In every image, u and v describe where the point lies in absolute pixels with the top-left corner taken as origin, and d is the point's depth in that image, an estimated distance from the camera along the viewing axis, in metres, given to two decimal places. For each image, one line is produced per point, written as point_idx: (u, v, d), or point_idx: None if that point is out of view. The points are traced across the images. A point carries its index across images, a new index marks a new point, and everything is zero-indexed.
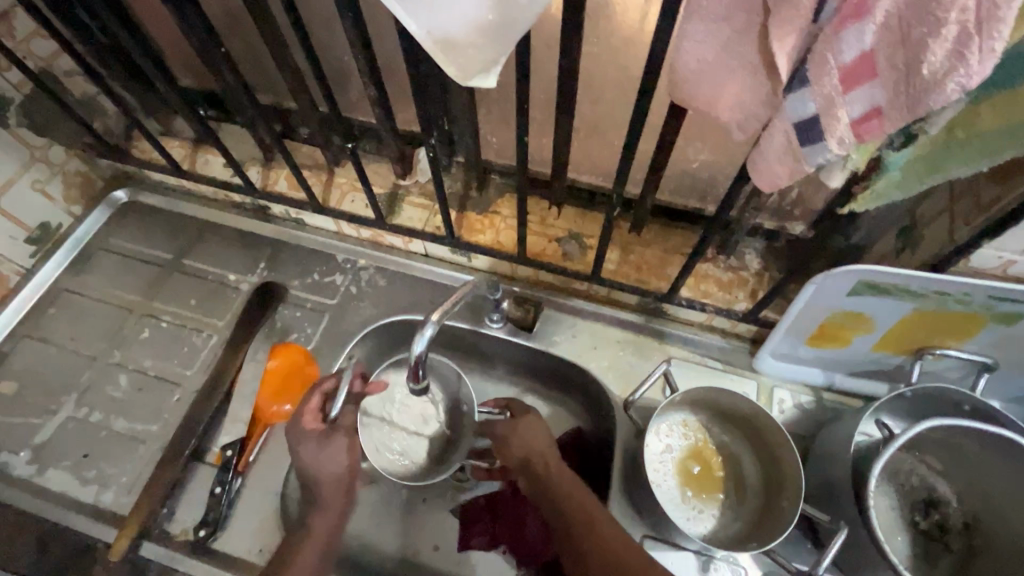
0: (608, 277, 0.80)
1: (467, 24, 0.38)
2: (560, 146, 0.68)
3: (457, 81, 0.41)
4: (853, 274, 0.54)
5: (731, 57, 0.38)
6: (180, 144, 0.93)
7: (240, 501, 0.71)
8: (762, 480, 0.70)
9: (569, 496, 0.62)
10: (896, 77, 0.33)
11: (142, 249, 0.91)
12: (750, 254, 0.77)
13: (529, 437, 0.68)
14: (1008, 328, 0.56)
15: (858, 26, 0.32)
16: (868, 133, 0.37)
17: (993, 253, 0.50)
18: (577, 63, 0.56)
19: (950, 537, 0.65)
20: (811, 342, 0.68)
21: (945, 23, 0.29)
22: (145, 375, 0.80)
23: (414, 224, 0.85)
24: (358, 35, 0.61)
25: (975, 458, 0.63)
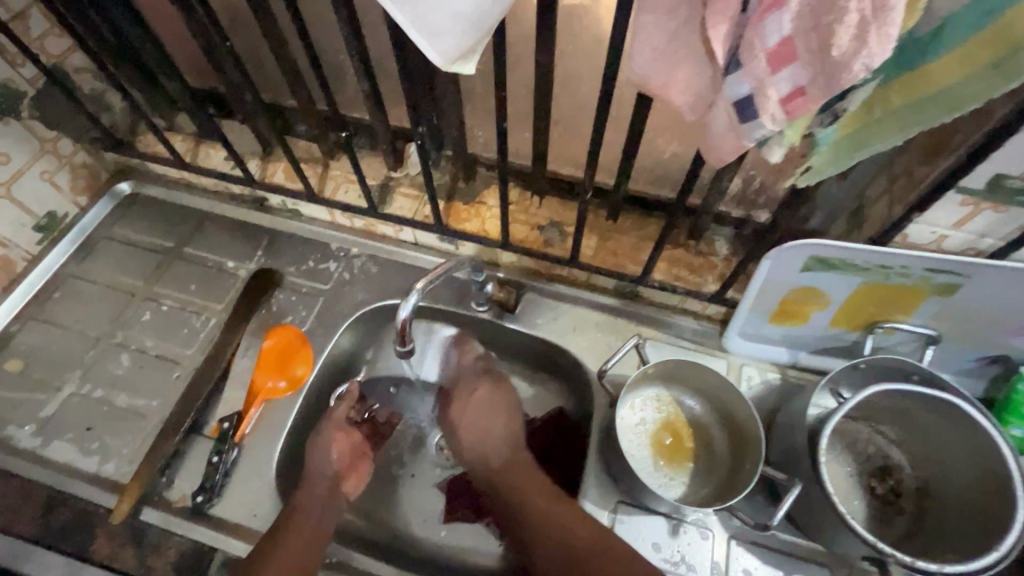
0: (587, 262, 0.85)
1: (446, 15, 0.43)
2: (540, 137, 0.73)
3: (440, 68, 0.47)
4: (804, 249, 0.62)
5: (677, 46, 0.44)
6: (183, 138, 0.98)
7: (236, 470, 0.75)
8: (728, 450, 0.75)
9: (524, 488, 0.72)
10: (814, 59, 0.39)
11: (145, 238, 0.95)
12: (718, 241, 0.84)
13: (484, 415, 0.76)
14: (947, 299, 0.63)
15: (778, 14, 0.38)
16: (795, 110, 0.42)
17: (926, 227, 0.59)
18: (552, 58, 0.61)
19: (903, 500, 0.72)
20: (775, 319, 0.75)
21: (846, 11, 0.36)
22: (146, 354, 0.84)
23: (404, 213, 0.90)
24: (353, 34, 0.66)
25: (921, 424, 0.70)
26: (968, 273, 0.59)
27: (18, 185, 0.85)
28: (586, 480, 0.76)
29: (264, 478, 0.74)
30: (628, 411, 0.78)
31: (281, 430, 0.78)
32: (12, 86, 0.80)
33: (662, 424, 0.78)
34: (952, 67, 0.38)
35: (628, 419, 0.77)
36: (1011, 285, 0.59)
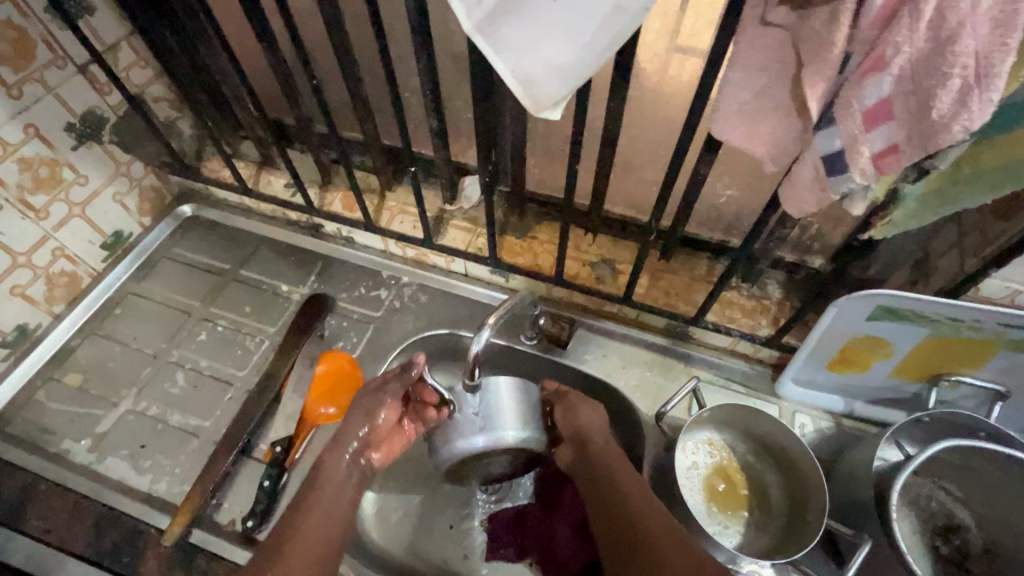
0: (638, 300, 0.85)
1: (545, 65, 0.45)
2: (601, 178, 0.75)
3: (532, 113, 0.49)
4: (872, 299, 0.62)
5: (768, 101, 0.46)
6: (246, 165, 1.01)
7: (286, 495, 0.75)
8: (787, 499, 0.73)
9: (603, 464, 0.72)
10: (910, 119, 0.40)
11: (203, 259, 0.98)
12: (772, 285, 0.84)
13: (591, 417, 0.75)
14: (1017, 355, 0.62)
15: (877, 77, 0.39)
16: (886, 166, 0.44)
17: (999, 281, 0.58)
18: (624, 104, 0.63)
19: (972, 563, 0.69)
20: (833, 366, 0.75)
21: (950, 77, 0.37)
22: (200, 374, 0.86)
23: (458, 245, 0.91)
24: (430, 74, 0.69)
25: (991, 481, 0.68)
26: None
27: (92, 206, 0.89)
28: None
29: None
30: (683, 454, 0.76)
31: None
32: (97, 112, 0.84)
33: (715, 467, 0.77)
34: None
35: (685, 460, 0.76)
36: None
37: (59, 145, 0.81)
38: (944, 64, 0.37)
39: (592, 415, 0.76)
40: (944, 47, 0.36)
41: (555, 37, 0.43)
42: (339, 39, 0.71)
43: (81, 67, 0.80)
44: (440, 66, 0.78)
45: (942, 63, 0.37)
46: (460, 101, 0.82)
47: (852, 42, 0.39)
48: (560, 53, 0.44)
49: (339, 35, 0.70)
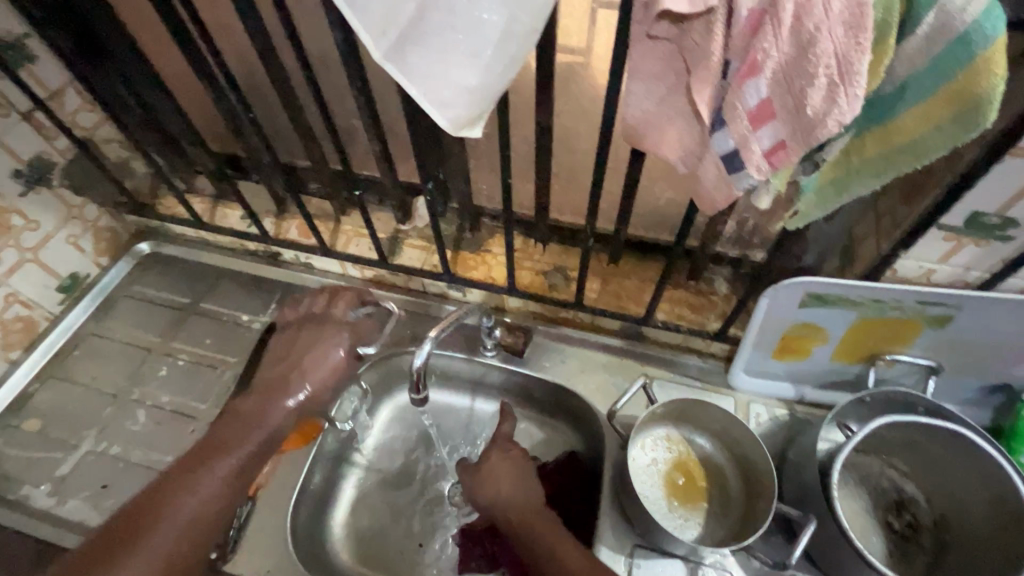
0: (590, 304, 0.88)
1: (454, 88, 0.48)
2: (541, 189, 0.78)
3: (450, 134, 0.51)
4: (800, 287, 0.65)
5: (668, 107, 0.49)
6: (201, 200, 1.03)
7: (252, 523, 0.77)
8: (743, 487, 0.76)
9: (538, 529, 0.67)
10: (791, 117, 0.43)
11: (163, 295, 0.99)
12: (718, 280, 0.87)
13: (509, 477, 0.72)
14: (941, 330, 0.65)
15: (754, 80, 0.42)
16: (778, 161, 0.46)
17: (913, 261, 0.61)
18: (551, 118, 0.66)
19: (923, 535, 0.72)
20: (777, 355, 0.77)
21: (816, 76, 0.40)
22: (162, 410, 0.86)
23: (413, 263, 0.93)
24: (365, 101, 0.72)
25: (931, 452, 0.70)
26: (959, 305, 0.61)
27: (45, 250, 0.89)
28: (601, 523, 0.75)
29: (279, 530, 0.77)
30: (641, 451, 0.78)
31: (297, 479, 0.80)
32: (44, 158, 0.85)
33: (674, 460, 0.79)
34: (917, 121, 0.42)
35: (641, 459, 0.78)
36: (1004, 315, 0.61)
37: (6, 193, 0.82)
38: (810, 65, 0.40)
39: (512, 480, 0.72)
40: (807, 50, 0.39)
41: (460, 61, 0.46)
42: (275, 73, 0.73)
43: (25, 114, 0.81)
44: (378, 92, 0.80)
45: (807, 64, 0.40)
46: (403, 124, 0.85)
47: (729, 50, 0.42)
48: (466, 75, 0.47)
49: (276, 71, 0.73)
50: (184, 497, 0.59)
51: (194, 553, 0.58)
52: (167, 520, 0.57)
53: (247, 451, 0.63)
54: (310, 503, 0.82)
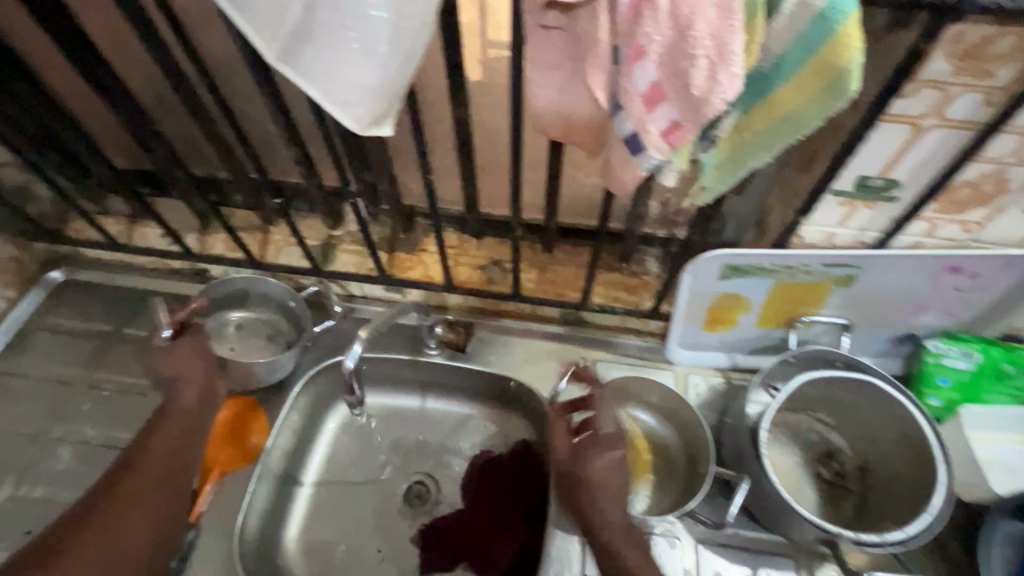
0: (528, 294, 0.89)
1: (353, 87, 0.47)
2: (468, 183, 0.78)
3: (356, 133, 0.50)
4: (717, 259, 0.68)
5: (569, 95, 0.50)
6: (116, 220, 0.97)
7: (197, 550, 0.75)
8: (686, 457, 0.79)
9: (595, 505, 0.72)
10: (680, 97, 0.45)
11: (81, 324, 0.93)
12: (650, 261, 0.89)
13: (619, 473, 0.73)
14: (848, 289, 0.70)
15: (642, 64, 0.44)
16: (677, 141, 0.48)
17: (815, 227, 0.65)
18: (466, 112, 0.66)
19: (850, 481, 0.77)
20: (707, 327, 0.81)
21: (697, 57, 0.42)
22: (89, 445, 0.81)
23: (348, 269, 0.93)
24: (276, 105, 0.70)
25: (850, 404, 0.76)
26: (860, 264, 0.66)
27: None
28: (554, 506, 0.77)
29: (226, 555, 0.75)
30: (585, 433, 0.80)
31: (240, 502, 0.78)
32: None
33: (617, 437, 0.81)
34: (794, 92, 0.45)
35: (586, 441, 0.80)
36: (899, 270, 0.66)
37: None
38: (690, 46, 0.42)
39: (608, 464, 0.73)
40: (686, 32, 0.41)
41: (355, 59, 0.45)
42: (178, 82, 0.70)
43: None
44: (292, 96, 0.79)
45: (688, 45, 0.42)
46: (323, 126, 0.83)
47: (616, 36, 0.43)
48: (363, 73, 0.46)
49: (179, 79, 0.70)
50: (129, 471, 0.64)
51: (163, 499, 0.65)
52: (123, 493, 0.62)
53: (173, 432, 0.68)
54: (258, 522, 0.80)
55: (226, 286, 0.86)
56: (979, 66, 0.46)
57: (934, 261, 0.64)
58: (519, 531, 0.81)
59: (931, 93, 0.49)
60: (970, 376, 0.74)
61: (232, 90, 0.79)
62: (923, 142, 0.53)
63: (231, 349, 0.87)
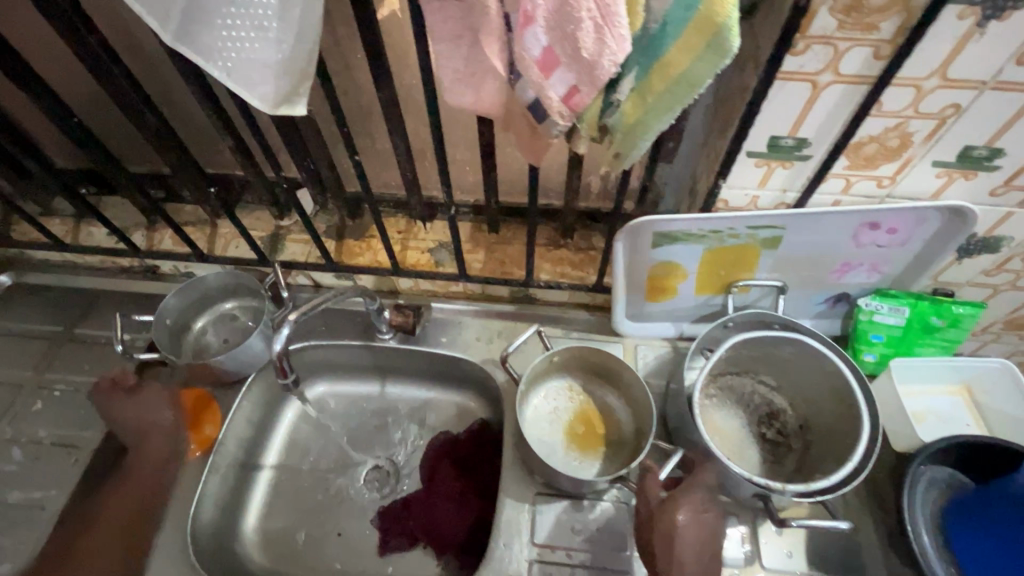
0: (477, 275, 0.89)
1: (254, 65, 0.47)
2: (405, 166, 0.78)
3: (265, 113, 0.51)
4: (647, 228, 0.70)
5: (473, 65, 0.51)
6: (62, 222, 0.97)
7: (149, 542, 0.75)
8: (633, 425, 0.81)
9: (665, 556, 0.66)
10: (573, 61, 0.46)
11: (30, 326, 0.92)
12: (594, 236, 0.91)
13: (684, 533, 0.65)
14: (776, 251, 0.72)
15: (531, 29, 0.44)
16: (578, 105, 0.49)
17: (737, 191, 0.67)
18: (391, 93, 0.67)
19: (791, 439, 0.79)
20: (649, 298, 0.82)
21: (581, 20, 0.43)
22: (41, 444, 0.81)
23: (297, 258, 0.92)
24: (204, 95, 0.70)
25: (788, 364, 0.78)
26: (783, 225, 0.68)
27: None
28: (505, 479, 0.78)
29: (179, 545, 0.75)
30: (535, 411, 0.82)
31: (194, 492, 0.78)
32: None
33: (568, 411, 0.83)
34: (683, 51, 0.46)
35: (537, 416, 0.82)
36: (822, 229, 0.68)
37: None
38: (574, 9, 0.43)
39: (697, 523, 0.65)
40: None
41: (251, 36, 0.46)
42: (104, 78, 0.70)
43: None
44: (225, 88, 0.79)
45: (571, 8, 0.43)
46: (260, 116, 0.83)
47: (504, 3, 0.44)
48: (262, 51, 0.47)
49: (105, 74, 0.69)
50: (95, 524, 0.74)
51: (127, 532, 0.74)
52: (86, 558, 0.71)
53: (141, 489, 0.76)
54: (214, 511, 0.80)
55: (179, 299, 0.86)
56: (864, 19, 0.47)
57: (852, 218, 0.66)
58: (474, 506, 0.82)
59: (822, 50, 0.50)
60: (901, 331, 0.76)
61: (165, 83, 0.79)
62: (824, 99, 0.54)
63: (223, 342, 0.88)
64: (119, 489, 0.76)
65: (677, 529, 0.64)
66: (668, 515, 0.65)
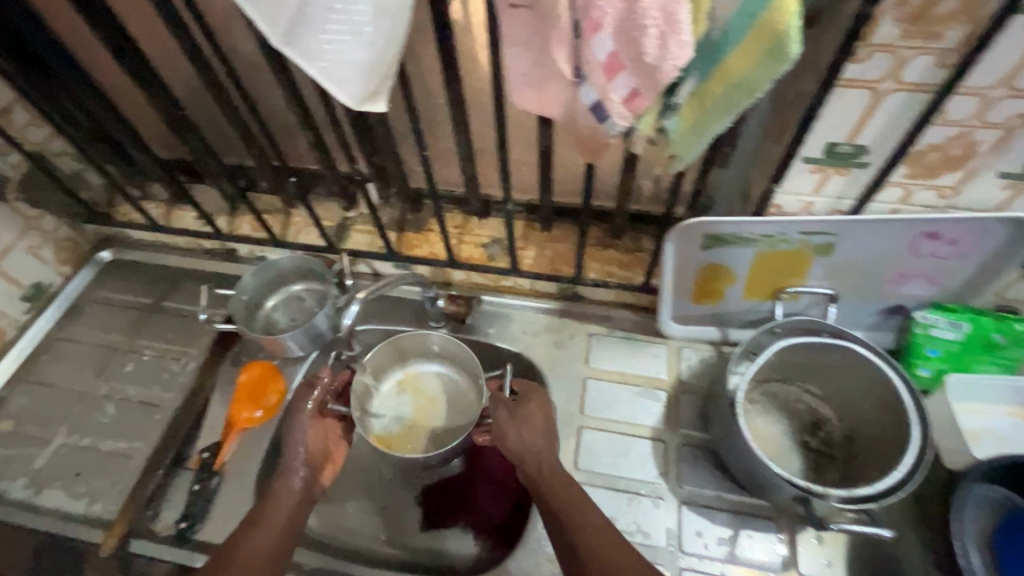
0: (527, 270, 0.94)
1: (348, 63, 0.53)
2: (466, 163, 0.83)
3: (351, 107, 0.56)
4: (697, 229, 0.71)
5: (541, 68, 0.55)
6: (157, 205, 1.07)
7: (218, 496, 0.81)
8: (672, 424, 0.83)
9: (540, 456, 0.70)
10: (637, 66, 0.49)
11: (125, 297, 1.03)
12: (643, 239, 0.93)
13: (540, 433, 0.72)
14: (828, 259, 0.72)
15: (599, 35, 0.48)
16: (638, 107, 0.52)
17: (791, 196, 0.67)
18: (460, 93, 0.72)
19: (835, 449, 0.78)
20: (695, 300, 0.83)
21: (647, 26, 0.46)
22: (129, 402, 0.90)
23: (361, 247, 1.00)
24: (292, 92, 0.77)
25: (835, 373, 0.77)
26: (837, 232, 0.68)
27: (6, 260, 0.93)
28: None
29: (242, 502, 0.80)
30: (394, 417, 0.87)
31: (259, 455, 0.84)
32: None
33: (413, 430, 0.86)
34: (743, 57, 0.48)
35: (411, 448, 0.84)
36: (876, 237, 0.67)
37: None
38: (640, 17, 0.46)
39: (549, 421, 0.73)
40: (635, 4, 0.46)
41: (347, 37, 0.51)
42: (207, 74, 0.78)
43: None
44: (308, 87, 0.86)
45: (638, 16, 0.46)
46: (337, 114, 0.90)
47: (575, 10, 0.48)
48: (356, 51, 0.52)
49: (208, 70, 0.78)
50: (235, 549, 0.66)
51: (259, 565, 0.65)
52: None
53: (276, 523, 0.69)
54: None
55: (263, 272, 0.94)
56: (928, 28, 0.48)
57: (908, 227, 0.65)
58: (511, 493, 0.87)
59: (884, 58, 0.51)
60: (959, 347, 0.74)
61: (257, 81, 0.87)
62: (884, 107, 0.55)
63: (291, 321, 0.96)
64: (254, 531, 0.68)
65: (531, 423, 0.72)
66: (516, 417, 0.73)
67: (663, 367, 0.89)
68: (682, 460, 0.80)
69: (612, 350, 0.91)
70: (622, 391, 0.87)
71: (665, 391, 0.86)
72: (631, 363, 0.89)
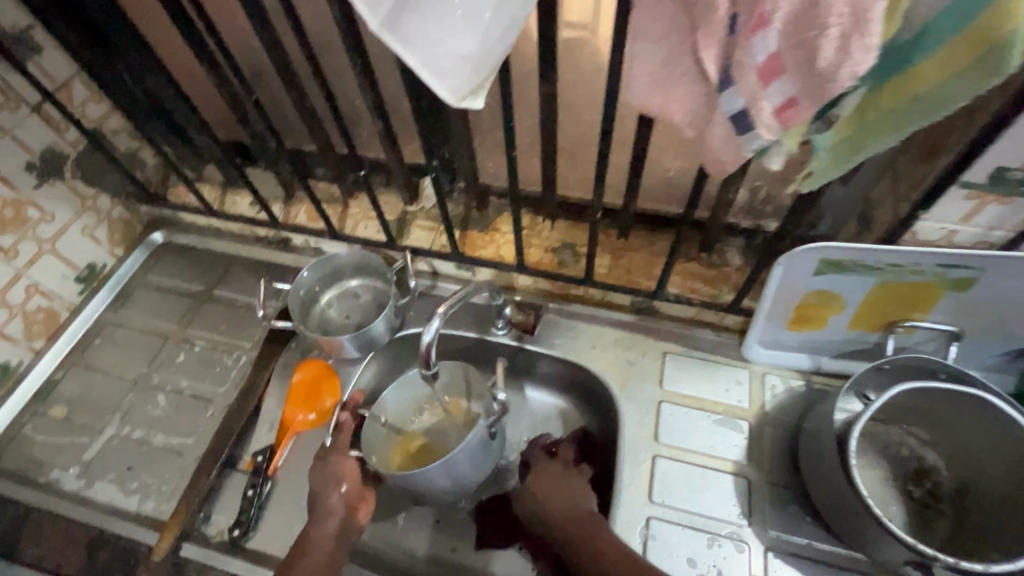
0: (601, 280, 0.87)
1: (455, 56, 0.46)
2: (548, 164, 0.76)
3: (451, 104, 0.50)
4: (814, 253, 0.64)
5: (674, 67, 0.47)
6: (211, 187, 1.03)
7: (271, 501, 0.78)
8: (756, 460, 0.76)
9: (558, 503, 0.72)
10: (802, 72, 0.41)
11: (177, 283, 1.00)
12: (730, 252, 0.85)
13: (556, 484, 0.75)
14: (962, 294, 0.64)
15: (763, 33, 0.40)
16: (790, 120, 0.44)
17: (933, 224, 0.60)
18: (554, 88, 0.64)
19: (943, 503, 0.71)
20: (792, 326, 0.76)
21: (828, 26, 0.38)
22: (181, 395, 0.88)
23: (422, 244, 0.93)
24: (366, 78, 0.71)
25: (953, 421, 0.69)
26: (982, 266, 0.60)
27: (61, 241, 0.90)
28: (617, 494, 0.75)
29: (296, 510, 0.77)
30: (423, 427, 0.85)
31: (312, 460, 0.81)
32: (55, 149, 0.86)
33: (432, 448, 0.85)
34: (939, 68, 0.40)
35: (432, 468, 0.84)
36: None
37: (20, 185, 0.83)
38: (821, 14, 0.38)
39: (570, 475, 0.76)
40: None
41: (458, 26, 0.45)
42: (276, 55, 0.72)
43: (34, 107, 0.82)
44: (379, 72, 0.80)
45: (819, 13, 0.38)
46: (407, 101, 0.83)
47: (736, 3, 0.40)
48: (466, 42, 0.45)
49: (277, 51, 0.72)
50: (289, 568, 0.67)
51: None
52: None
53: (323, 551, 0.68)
54: None
55: (323, 266, 0.90)
56: None
57: None
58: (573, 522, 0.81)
59: None
60: None
61: (325, 63, 0.81)
62: None
63: (346, 318, 0.91)
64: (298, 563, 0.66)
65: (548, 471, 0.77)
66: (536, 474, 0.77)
67: (746, 395, 0.81)
68: (766, 501, 0.73)
69: (688, 371, 0.84)
70: (700, 419, 0.80)
71: (748, 421, 0.79)
72: (710, 389, 0.82)
